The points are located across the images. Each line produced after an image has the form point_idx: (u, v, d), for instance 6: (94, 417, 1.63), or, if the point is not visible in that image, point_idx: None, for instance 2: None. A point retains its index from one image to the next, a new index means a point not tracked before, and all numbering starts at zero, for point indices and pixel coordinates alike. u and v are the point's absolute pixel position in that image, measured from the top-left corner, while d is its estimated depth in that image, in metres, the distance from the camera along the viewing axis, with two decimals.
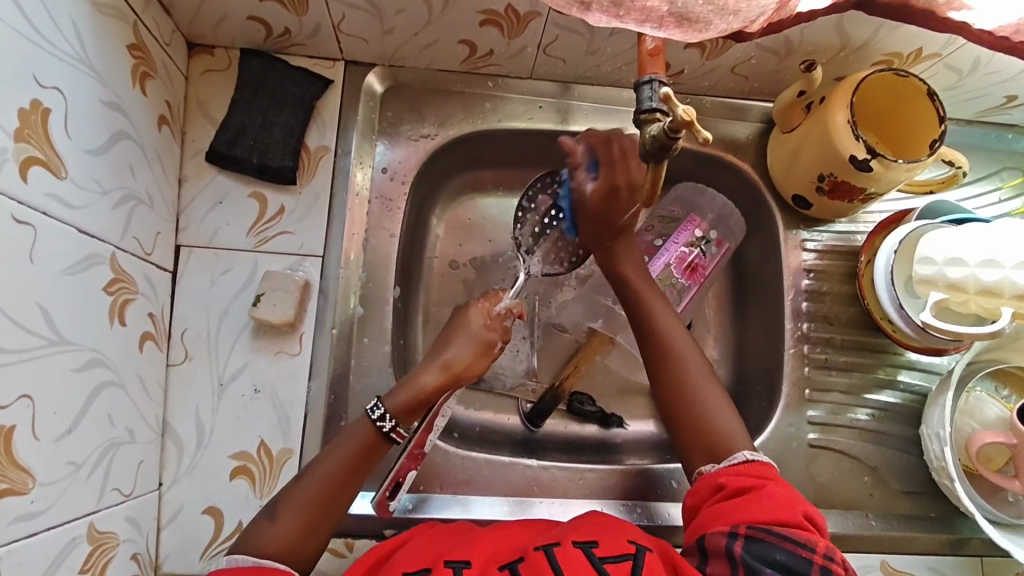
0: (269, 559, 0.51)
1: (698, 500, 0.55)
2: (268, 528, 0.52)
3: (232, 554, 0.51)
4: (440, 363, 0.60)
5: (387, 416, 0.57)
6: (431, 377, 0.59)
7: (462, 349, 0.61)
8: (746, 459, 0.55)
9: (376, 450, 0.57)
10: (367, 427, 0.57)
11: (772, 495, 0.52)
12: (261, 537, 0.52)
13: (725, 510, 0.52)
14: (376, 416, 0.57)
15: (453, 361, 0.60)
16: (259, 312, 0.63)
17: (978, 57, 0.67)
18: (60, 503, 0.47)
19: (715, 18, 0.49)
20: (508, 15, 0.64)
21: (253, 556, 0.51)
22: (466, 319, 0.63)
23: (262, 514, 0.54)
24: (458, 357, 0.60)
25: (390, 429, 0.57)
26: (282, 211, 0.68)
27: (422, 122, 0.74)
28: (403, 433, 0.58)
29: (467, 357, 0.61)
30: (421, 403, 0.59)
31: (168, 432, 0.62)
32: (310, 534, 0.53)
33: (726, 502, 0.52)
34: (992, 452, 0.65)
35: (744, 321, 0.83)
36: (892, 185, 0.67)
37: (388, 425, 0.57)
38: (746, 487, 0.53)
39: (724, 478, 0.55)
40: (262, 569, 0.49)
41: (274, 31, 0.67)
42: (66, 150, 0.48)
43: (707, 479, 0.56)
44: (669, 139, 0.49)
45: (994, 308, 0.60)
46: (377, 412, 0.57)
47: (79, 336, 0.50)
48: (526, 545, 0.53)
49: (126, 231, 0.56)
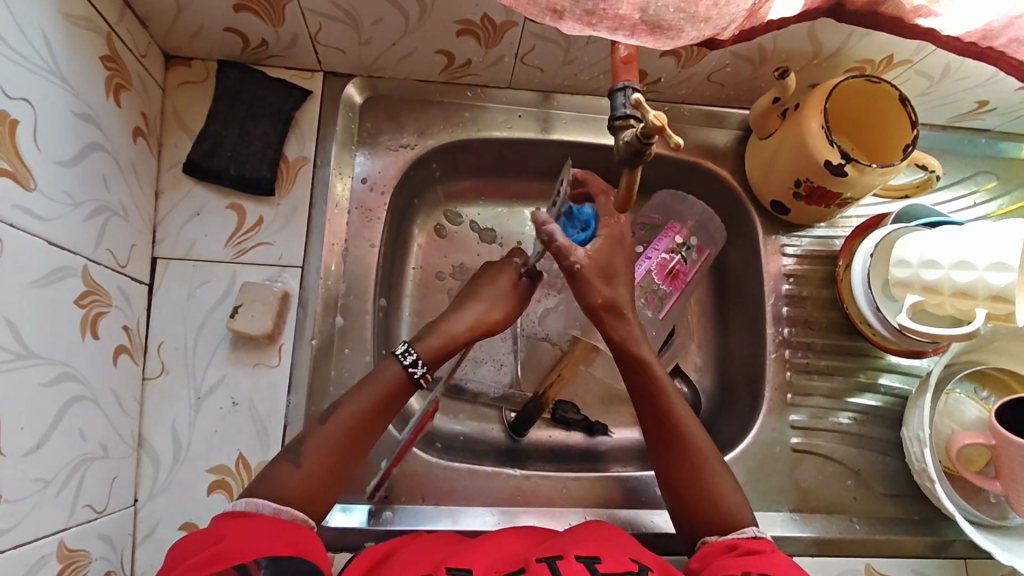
0: (287, 505, 0.50)
1: (704, 562, 0.54)
2: (293, 472, 0.52)
3: (251, 497, 0.50)
4: (481, 321, 0.61)
5: (418, 363, 0.58)
6: (468, 326, 0.61)
7: (484, 303, 0.62)
8: (753, 535, 0.55)
9: (401, 397, 0.58)
10: (394, 371, 0.58)
11: (783, 561, 0.52)
12: (261, 491, 0.51)
13: (738, 564, 0.51)
14: (407, 360, 0.58)
15: (491, 320, 0.62)
16: (236, 323, 0.63)
17: (947, 63, 0.68)
18: (26, 522, 0.46)
19: (686, 25, 0.50)
20: (484, 25, 0.64)
21: (275, 501, 0.50)
22: (504, 279, 0.64)
23: (285, 459, 0.53)
24: (491, 313, 0.62)
25: (420, 375, 0.58)
26: (260, 222, 0.67)
27: (401, 132, 0.74)
28: (430, 380, 0.59)
29: (505, 319, 0.63)
30: (449, 349, 0.60)
31: (144, 448, 0.62)
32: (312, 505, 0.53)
33: (738, 558, 0.52)
34: (973, 454, 0.66)
35: (726, 328, 0.83)
36: (867, 190, 0.68)
37: (418, 371, 0.58)
38: (758, 549, 0.53)
39: (737, 541, 0.55)
40: (280, 522, 0.49)
41: (251, 43, 0.67)
42: (35, 162, 0.48)
43: (716, 544, 0.55)
44: (643, 144, 0.50)
45: (970, 310, 0.61)
46: (408, 357, 0.58)
47: (47, 349, 0.49)
48: (525, 556, 0.53)
49: (99, 243, 0.56)
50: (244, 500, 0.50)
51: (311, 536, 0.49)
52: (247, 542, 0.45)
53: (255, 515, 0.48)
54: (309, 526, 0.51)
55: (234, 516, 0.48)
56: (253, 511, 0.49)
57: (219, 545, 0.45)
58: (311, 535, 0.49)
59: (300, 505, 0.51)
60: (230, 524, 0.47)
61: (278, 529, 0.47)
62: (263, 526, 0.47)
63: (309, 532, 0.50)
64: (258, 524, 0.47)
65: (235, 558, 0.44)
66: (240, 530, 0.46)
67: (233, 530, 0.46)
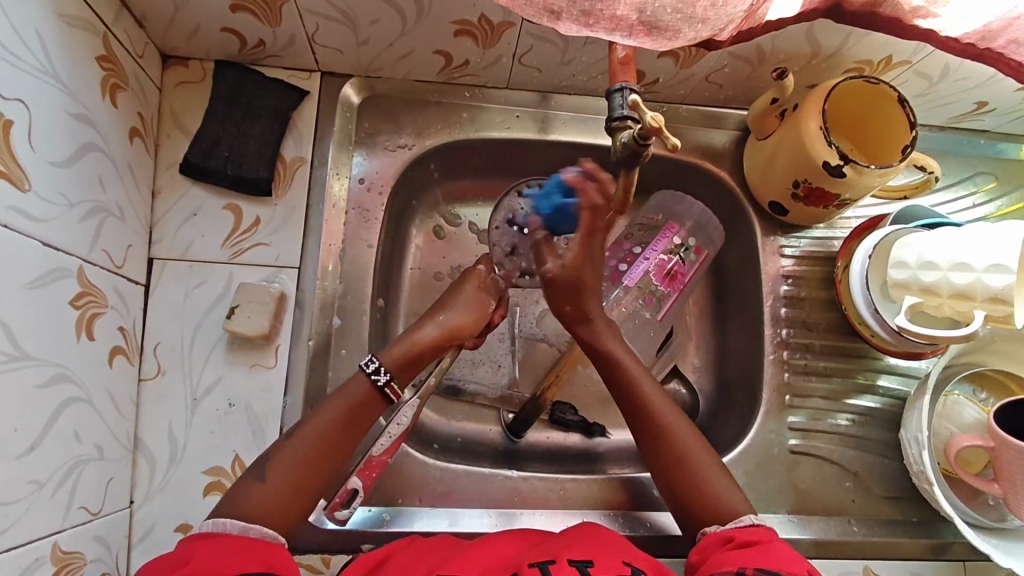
0: (257, 522, 0.50)
1: (703, 555, 0.54)
2: (258, 487, 0.52)
3: (217, 516, 0.50)
4: (445, 328, 0.63)
5: (381, 371, 0.58)
6: (435, 336, 0.62)
7: (459, 314, 0.64)
8: (752, 523, 0.55)
9: (375, 404, 0.58)
10: (363, 383, 0.58)
11: (781, 553, 0.51)
12: (250, 498, 0.51)
13: (738, 557, 0.51)
14: (370, 370, 0.58)
15: (456, 327, 0.63)
16: (233, 324, 0.63)
17: (947, 64, 0.68)
18: (21, 523, 0.46)
19: (684, 26, 0.50)
20: (481, 25, 0.64)
21: (241, 520, 0.50)
22: (469, 289, 0.66)
23: (250, 476, 0.53)
24: (459, 321, 0.64)
25: (385, 384, 0.58)
26: (257, 222, 0.67)
27: (399, 133, 0.74)
28: (396, 390, 0.58)
29: (470, 325, 0.64)
30: (418, 359, 0.61)
31: (140, 449, 0.61)
32: (291, 503, 0.52)
33: (735, 552, 0.52)
34: (971, 455, 0.66)
35: (725, 329, 0.83)
36: (866, 191, 0.67)
37: (383, 379, 0.58)
38: (754, 540, 0.52)
39: (732, 533, 0.54)
40: (248, 539, 0.48)
41: (248, 43, 0.66)
42: (29, 163, 0.48)
43: (715, 535, 0.55)
44: (640, 146, 0.50)
45: (967, 311, 0.60)
46: (371, 366, 0.58)
47: (42, 350, 0.49)
48: (517, 562, 0.52)
49: (95, 244, 0.56)
50: (208, 522, 0.49)
51: (280, 549, 0.49)
52: (214, 561, 0.45)
53: (218, 534, 0.48)
54: (279, 542, 0.50)
55: (197, 538, 0.48)
56: (218, 532, 0.49)
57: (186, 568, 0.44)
58: (280, 549, 0.49)
59: (265, 520, 0.50)
60: (196, 545, 0.47)
61: (245, 547, 0.47)
62: (232, 544, 0.47)
63: (273, 547, 0.49)
64: (224, 542, 0.47)
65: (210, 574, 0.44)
66: (206, 551, 0.46)
67: (200, 551, 0.46)
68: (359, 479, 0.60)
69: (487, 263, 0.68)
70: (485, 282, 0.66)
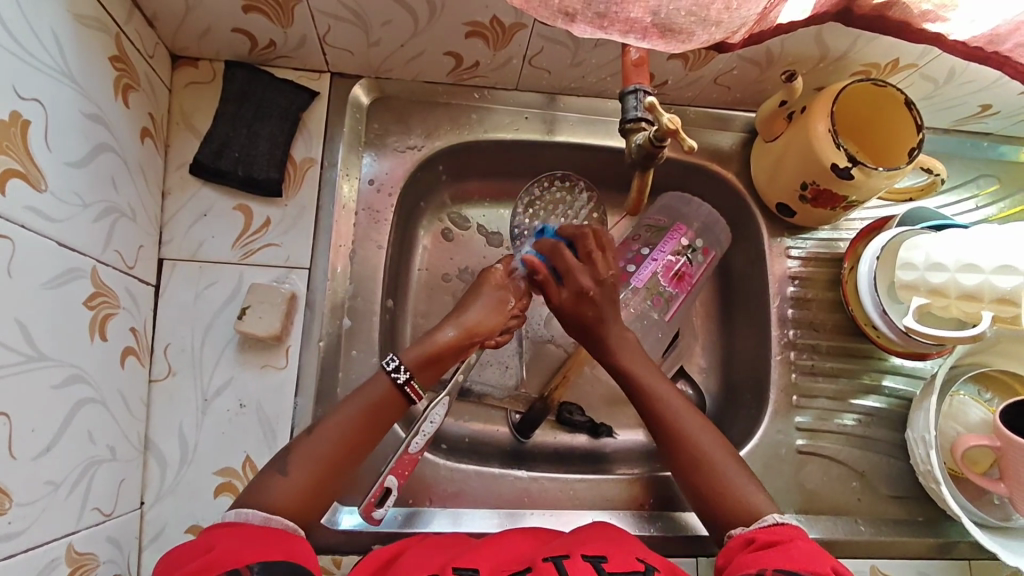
0: (276, 514, 0.50)
1: (727, 557, 0.54)
2: (281, 481, 0.52)
3: (238, 507, 0.50)
4: (464, 326, 0.63)
5: (401, 368, 0.58)
6: (454, 336, 0.62)
7: (478, 312, 0.65)
8: (775, 522, 0.55)
9: (393, 404, 0.58)
10: (385, 381, 0.58)
11: (802, 549, 0.51)
12: (263, 495, 0.51)
13: (758, 558, 0.51)
14: (391, 369, 0.58)
15: (473, 325, 0.64)
16: (244, 325, 0.63)
17: (952, 67, 0.68)
18: (37, 525, 0.46)
19: (698, 28, 0.51)
20: (493, 27, 0.64)
21: (263, 511, 0.50)
22: (488, 290, 0.66)
23: (272, 468, 0.53)
24: (478, 319, 0.64)
25: (405, 382, 0.58)
26: (267, 223, 0.67)
27: (408, 134, 0.74)
28: (417, 389, 0.59)
29: (487, 322, 0.65)
30: (438, 358, 0.61)
31: (151, 450, 0.61)
32: (307, 501, 0.52)
33: (754, 553, 0.52)
34: (977, 456, 0.66)
35: (731, 330, 0.83)
36: (873, 193, 0.68)
37: (402, 377, 0.58)
38: (775, 540, 0.52)
39: (754, 534, 0.54)
40: (269, 530, 0.48)
41: (259, 43, 0.66)
42: (46, 163, 0.48)
43: (737, 538, 0.55)
44: (656, 147, 0.53)
45: (976, 312, 0.61)
46: (392, 364, 0.58)
47: (57, 350, 0.49)
48: (532, 556, 0.53)
49: (107, 244, 0.56)
50: (230, 513, 0.50)
51: (301, 541, 0.49)
52: (235, 549, 0.45)
53: (241, 524, 0.48)
54: (300, 533, 0.50)
55: (222, 527, 0.48)
56: (242, 521, 0.49)
57: (208, 555, 0.45)
58: (300, 540, 0.49)
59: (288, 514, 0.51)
60: (219, 535, 0.47)
61: (267, 534, 0.47)
62: (250, 536, 0.47)
63: (297, 539, 0.49)
64: (244, 532, 0.47)
65: (223, 566, 0.43)
66: (228, 540, 0.46)
67: (221, 539, 0.46)
68: (394, 477, 0.60)
69: (507, 262, 0.69)
70: (505, 283, 0.67)
